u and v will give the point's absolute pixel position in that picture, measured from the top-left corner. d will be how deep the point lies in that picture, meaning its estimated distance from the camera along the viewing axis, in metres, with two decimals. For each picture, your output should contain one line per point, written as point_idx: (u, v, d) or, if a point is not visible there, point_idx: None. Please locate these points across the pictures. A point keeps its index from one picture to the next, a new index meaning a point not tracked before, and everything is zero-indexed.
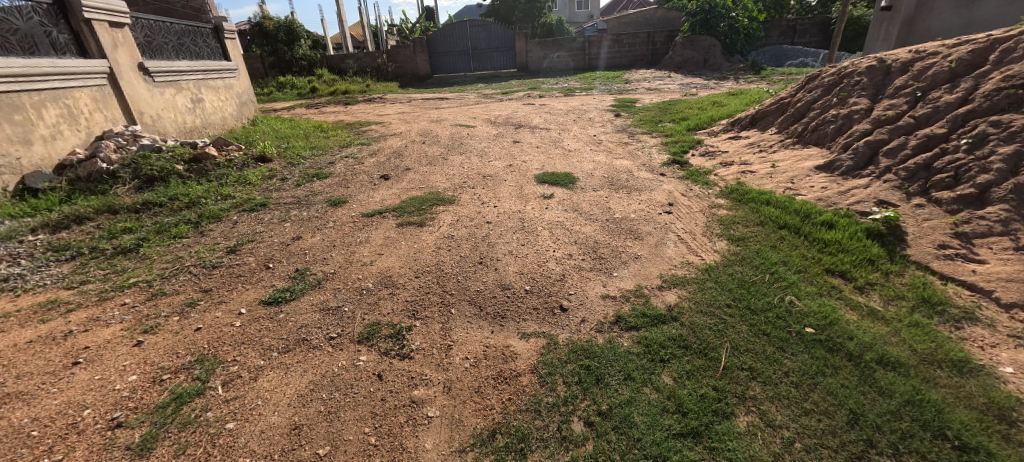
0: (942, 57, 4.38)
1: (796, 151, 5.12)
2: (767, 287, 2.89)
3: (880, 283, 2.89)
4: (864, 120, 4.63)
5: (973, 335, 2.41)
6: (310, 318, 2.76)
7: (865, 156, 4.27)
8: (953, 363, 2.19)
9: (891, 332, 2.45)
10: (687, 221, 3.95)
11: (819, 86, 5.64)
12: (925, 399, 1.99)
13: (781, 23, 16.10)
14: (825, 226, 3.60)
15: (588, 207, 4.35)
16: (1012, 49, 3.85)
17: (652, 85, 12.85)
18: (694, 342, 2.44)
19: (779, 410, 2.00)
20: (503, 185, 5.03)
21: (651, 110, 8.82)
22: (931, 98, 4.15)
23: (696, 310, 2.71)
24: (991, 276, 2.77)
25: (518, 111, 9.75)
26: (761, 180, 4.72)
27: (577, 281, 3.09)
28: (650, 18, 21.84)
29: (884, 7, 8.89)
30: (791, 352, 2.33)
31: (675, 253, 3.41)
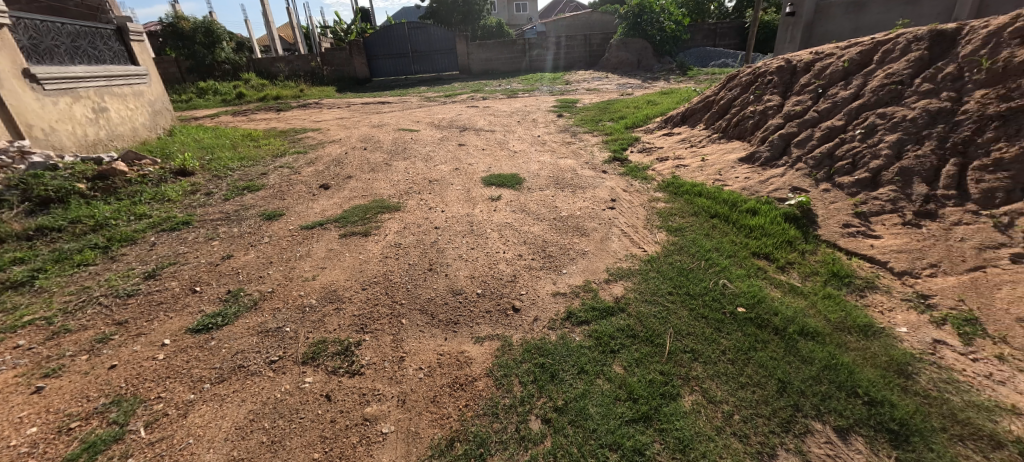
0: (837, 57, 4.93)
1: (721, 145, 5.52)
2: (703, 273, 3.09)
3: (798, 262, 3.19)
4: (777, 115, 5.10)
5: (874, 301, 2.73)
6: (246, 342, 2.57)
7: (779, 147, 4.70)
8: (860, 328, 2.47)
9: (810, 305, 2.71)
10: (629, 216, 4.13)
11: (738, 85, 6.13)
12: (840, 362, 2.22)
13: (704, 27, 17.28)
14: (750, 212, 3.92)
15: (535, 206, 4.42)
16: (890, 51, 4.42)
17: (591, 85, 13.30)
18: (641, 330, 2.56)
19: (719, 386, 2.15)
20: (450, 189, 4.98)
21: (591, 110, 9.13)
22: (831, 94, 4.66)
23: (641, 300, 2.84)
24: (886, 249, 3.14)
25: (462, 113, 9.70)
26: (693, 173, 5.04)
27: (528, 281, 3.13)
28: (586, 21, 22.65)
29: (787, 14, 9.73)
30: (726, 332, 2.51)
31: (620, 247, 3.56)
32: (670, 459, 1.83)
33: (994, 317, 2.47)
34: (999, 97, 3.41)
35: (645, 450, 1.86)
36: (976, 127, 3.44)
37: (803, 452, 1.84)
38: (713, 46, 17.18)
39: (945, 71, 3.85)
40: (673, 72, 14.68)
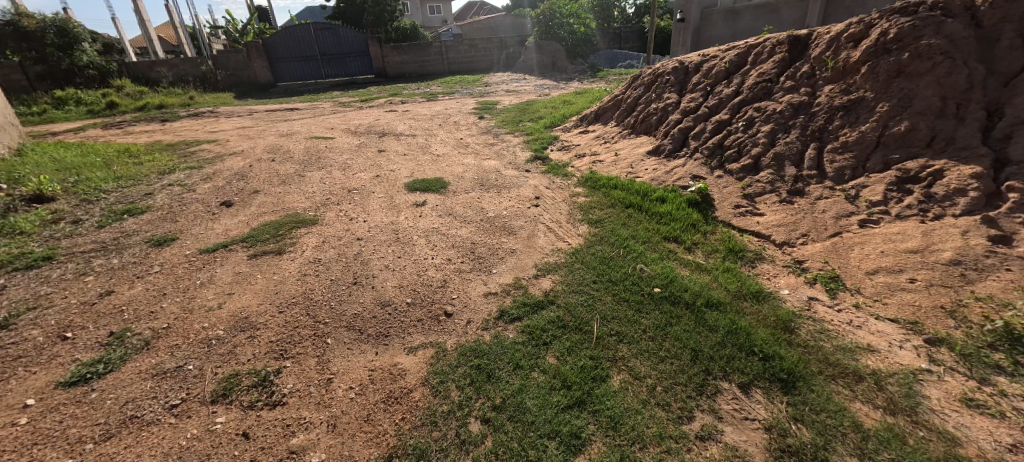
0: (719, 59, 5.56)
1: (630, 140, 5.94)
2: (623, 260, 3.31)
3: (701, 242, 3.54)
4: (675, 111, 5.61)
5: (763, 270, 3.13)
6: (140, 388, 2.25)
7: (679, 140, 5.18)
8: (754, 294, 2.82)
9: (714, 279, 3.02)
10: (553, 212, 4.28)
11: (641, 84, 6.64)
12: (740, 327, 2.51)
13: (609, 30, 18.41)
14: (659, 201, 4.27)
15: (461, 209, 4.40)
16: (760, 53, 5.08)
17: (510, 87, 13.51)
18: (570, 320, 2.68)
19: (643, 363, 2.32)
20: (372, 198, 4.77)
21: (511, 111, 9.29)
22: (717, 92, 5.25)
23: (569, 291, 2.97)
24: (769, 224, 3.61)
25: (380, 118, 9.34)
26: (608, 168, 5.37)
27: (459, 284, 3.11)
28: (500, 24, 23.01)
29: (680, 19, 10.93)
30: (645, 312, 2.71)
31: (546, 242, 3.68)
32: (604, 437, 1.94)
33: (850, 273, 2.96)
34: (842, 91, 4.08)
35: (581, 434, 1.95)
36: (827, 116, 4.09)
37: (715, 410, 2.05)
38: (619, 49, 18.37)
39: (802, 70, 4.52)
40: (586, 73, 15.34)
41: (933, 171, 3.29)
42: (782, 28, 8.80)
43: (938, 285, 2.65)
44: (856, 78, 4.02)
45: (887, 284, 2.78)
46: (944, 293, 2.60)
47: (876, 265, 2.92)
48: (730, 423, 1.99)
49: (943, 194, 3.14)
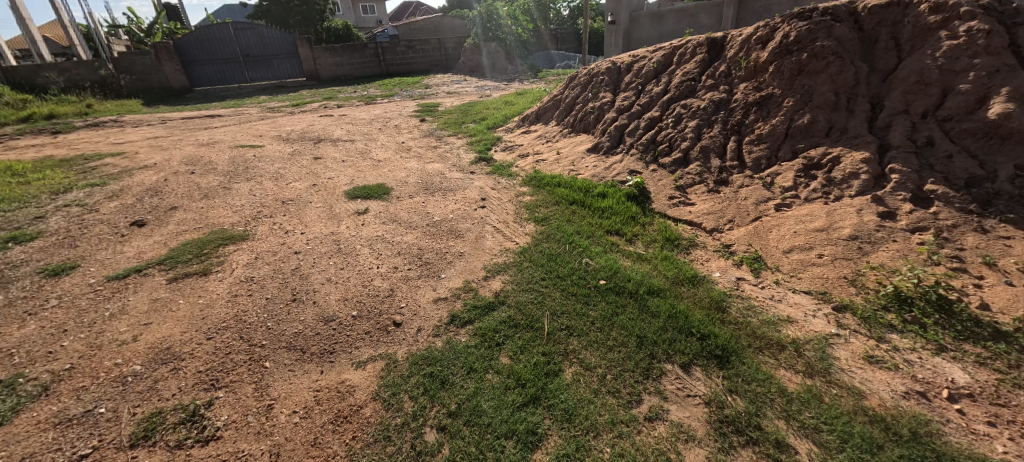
0: (648, 60, 5.88)
1: (571, 138, 6.10)
2: (569, 255, 3.40)
3: (641, 233, 3.72)
4: (610, 110, 5.84)
5: (697, 256, 3.35)
6: (39, 442, 1.97)
7: (616, 137, 5.41)
8: (690, 279, 3.01)
9: (654, 268, 3.19)
10: (500, 212, 4.30)
11: (578, 84, 6.86)
12: (679, 311, 2.66)
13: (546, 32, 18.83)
14: (600, 196, 4.43)
15: (406, 215, 4.29)
16: (683, 54, 5.44)
17: (450, 88, 13.37)
18: (520, 318, 2.70)
19: (593, 354, 2.39)
20: (309, 208, 4.52)
21: (453, 113, 9.21)
22: (648, 90, 5.55)
23: (519, 290, 3.00)
24: (700, 213, 3.87)
25: (314, 124, 8.88)
26: (551, 166, 5.48)
27: (407, 292, 3.03)
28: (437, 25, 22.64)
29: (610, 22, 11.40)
30: (593, 304, 2.80)
31: (494, 243, 3.69)
32: (559, 431, 1.97)
33: (770, 253, 3.25)
34: (754, 88, 4.48)
35: (537, 430, 1.98)
36: (744, 111, 4.46)
37: (661, 391, 2.16)
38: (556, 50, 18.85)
39: (720, 70, 4.90)
40: (525, 73, 15.50)
41: (832, 157, 3.70)
42: (702, 31, 9.46)
43: (842, 258, 2.98)
44: (765, 76, 4.43)
45: (801, 260, 3.09)
46: (847, 265, 2.93)
47: (791, 244, 3.23)
48: (674, 402, 2.10)
49: (841, 177, 3.54)
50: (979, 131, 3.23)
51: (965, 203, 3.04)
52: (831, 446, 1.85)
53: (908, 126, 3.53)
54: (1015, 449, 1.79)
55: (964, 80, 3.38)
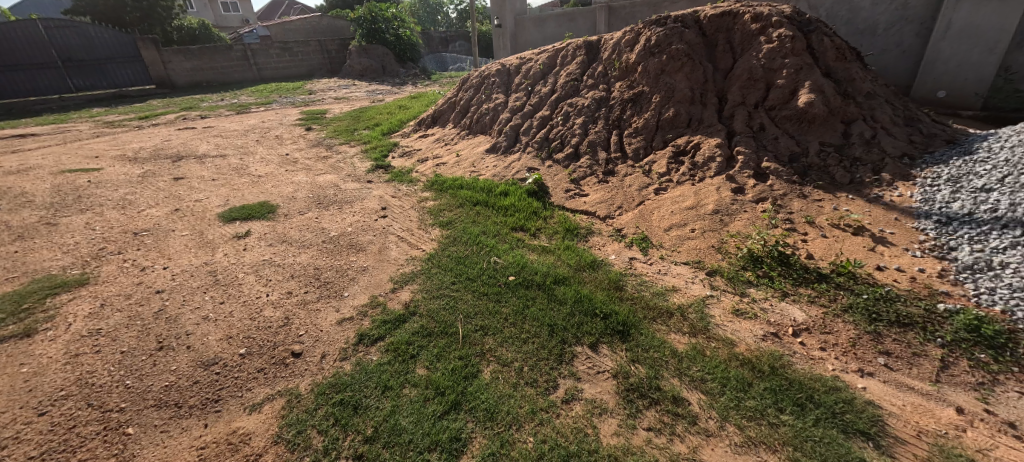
0: (534, 62, 6.16)
1: (469, 140, 6.13)
2: (477, 256, 3.41)
3: (544, 227, 3.88)
4: (504, 110, 5.99)
5: (596, 242, 3.60)
6: None
7: (512, 136, 5.56)
8: (590, 264, 3.23)
9: (557, 258, 3.36)
10: (403, 220, 4.15)
11: (470, 86, 6.92)
12: (584, 295, 2.84)
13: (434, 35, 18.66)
14: (502, 194, 4.52)
15: (298, 234, 3.92)
16: (565, 56, 5.81)
17: (337, 93, 12.55)
18: (433, 326, 2.65)
19: (509, 349, 2.44)
20: (174, 238, 3.88)
21: (343, 119, 8.64)
22: (537, 90, 5.82)
23: (429, 297, 2.93)
24: (594, 202, 4.17)
25: (170, 138, 7.64)
26: (452, 169, 5.44)
27: (306, 318, 2.77)
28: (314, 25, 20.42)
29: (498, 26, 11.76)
30: (504, 300, 2.86)
31: (399, 253, 3.55)
32: (482, 431, 1.98)
33: (654, 232, 3.62)
34: (627, 86, 4.95)
35: (460, 435, 1.95)
36: (621, 107, 4.91)
37: (574, 373, 2.29)
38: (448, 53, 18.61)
39: (598, 70, 5.31)
40: (419, 76, 15.29)
41: (694, 144, 4.26)
42: (580, 35, 10.15)
43: (709, 230, 3.44)
44: (635, 75, 4.92)
45: (679, 236, 3.50)
46: (714, 235, 3.40)
47: (670, 223, 3.64)
48: (586, 381, 2.24)
49: (702, 161, 4.09)
50: (793, 118, 4.03)
51: (790, 175, 3.73)
52: (714, 392, 2.13)
53: (745, 115, 4.22)
54: (840, 365, 2.25)
55: (780, 76, 4.16)
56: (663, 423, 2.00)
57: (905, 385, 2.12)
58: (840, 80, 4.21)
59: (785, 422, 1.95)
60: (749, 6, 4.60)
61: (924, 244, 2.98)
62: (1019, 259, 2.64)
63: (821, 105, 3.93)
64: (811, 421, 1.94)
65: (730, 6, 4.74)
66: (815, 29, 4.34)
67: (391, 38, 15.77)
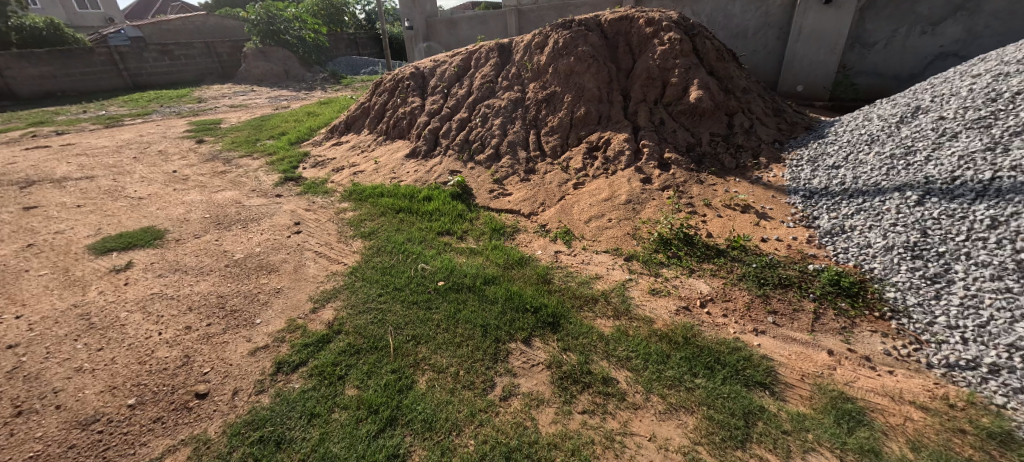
0: (449, 65, 6.13)
1: (387, 145, 5.92)
2: (404, 265, 3.32)
3: (470, 229, 3.88)
4: (421, 114, 5.88)
5: (522, 240, 3.68)
6: None
7: (431, 140, 5.47)
8: (518, 261, 3.29)
9: (485, 258, 3.38)
10: (320, 234, 3.90)
11: (384, 90, 6.68)
12: (514, 292, 2.89)
13: (343, 36, 17.14)
14: (425, 199, 4.43)
15: (195, 260, 3.50)
16: (479, 58, 5.86)
17: (233, 101, 11.39)
18: (361, 342, 2.53)
19: (443, 355, 2.41)
20: (30, 280, 3.25)
21: (243, 129, 7.87)
22: (453, 93, 5.80)
23: (354, 313, 2.78)
24: (517, 201, 4.25)
25: (17, 160, 6.39)
26: (371, 177, 5.21)
27: (211, 353, 2.48)
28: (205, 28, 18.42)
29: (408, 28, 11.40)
30: (435, 307, 2.81)
31: (318, 269, 3.33)
32: (422, 443, 1.93)
33: (575, 225, 3.79)
34: (540, 87, 5.12)
35: (398, 451, 1.89)
36: (536, 107, 5.07)
37: (509, 369, 2.32)
38: (358, 55, 17.47)
39: (512, 72, 5.43)
40: (327, 80, 14.36)
41: (605, 139, 4.53)
42: (493, 36, 10.24)
43: (624, 219, 3.69)
44: (546, 77, 5.10)
45: (598, 227, 3.70)
46: (628, 223, 3.65)
47: (589, 215, 3.84)
48: (522, 375, 2.29)
49: (613, 155, 4.37)
50: (687, 112, 4.46)
51: (688, 164, 4.13)
52: (639, 368, 2.29)
53: (647, 111, 4.58)
54: (739, 328, 2.54)
55: (673, 75, 4.59)
56: (596, 404, 2.10)
57: (789, 338, 2.46)
58: (722, 78, 4.75)
59: (699, 385, 2.17)
60: (642, 12, 5.00)
61: (794, 215, 3.47)
62: (863, 221, 3.13)
63: (708, 100, 4.40)
64: (720, 380, 2.17)
65: (626, 11, 5.12)
66: (699, 33, 4.84)
67: (292, 40, 14.65)
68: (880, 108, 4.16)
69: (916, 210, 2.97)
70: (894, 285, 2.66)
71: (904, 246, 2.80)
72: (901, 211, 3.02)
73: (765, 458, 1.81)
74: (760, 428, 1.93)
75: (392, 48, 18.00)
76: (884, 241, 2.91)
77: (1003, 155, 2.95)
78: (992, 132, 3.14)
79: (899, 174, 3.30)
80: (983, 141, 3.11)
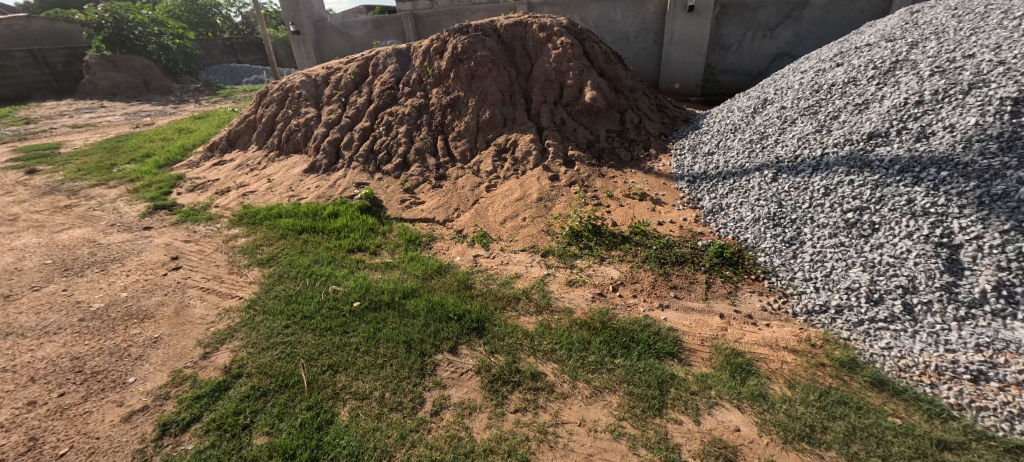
0: (344, 72, 5.80)
1: (281, 161, 5.42)
2: (312, 289, 3.05)
3: (384, 242, 3.70)
4: (317, 125, 5.48)
5: (440, 248, 3.61)
6: None
7: (332, 152, 5.12)
8: (437, 270, 3.22)
9: (403, 271, 3.25)
10: (206, 267, 3.44)
11: (271, 101, 6.10)
12: (435, 303, 2.82)
13: (217, 41, 15.29)
14: (331, 216, 4.14)
15: (37, 318, 2.87)
16: (376, 65, 5.63)
17: (75, 120, 9.55)
18: (268, 382, 2.27)
19: (365, 380, 2.26)
20: None
21: (93, 153, 6.64)
22: (351, 101, 5.50)
23: (257, 352, 2.49)
24: (430, 208, 4.15)
25: None
26: (264, 197, 4.73)
27: (68, 430, 2.05)
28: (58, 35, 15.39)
29: (293, 32, 10.04)
30: (352, 330, 2.63)
31: (208, 308, 2.93)
32: None
33: (491, 227, 3.81)
34: (443, 92, 5.06)
35: None
36: (441, 112, 5.01)
37: (438, 382, 2.26)
38: (238, 63, 15.66)
39: (412, 77, 5.30)
40: (201, 92, 12.73)
41: (512, 141, 4.63)
42: (389, 41, 9.89)
43: (537, 217, 3.80)
44: (448, 82, 5.06)
45: (513, 227, 3.76)
46: (541, 220, 3.76)
47: (503, 216, 3.89)
48: (452, 386, 2.24)
49: (521, 156, 4.48)
50: (584, 111, 4.74)
51: (590, 159, 4.40)
52: (564, 358, 2.37)
53: (549, 112, 4.78)
54: (648, 306, 2.76)
55: (568, 77, 4.84)
56: (528, 400, 2.13)
57: (689, 308, 2.73)
58: (612, 78, 5.12)
59: (619, 364, 2.30)
60: (534, 17, 5.20)
61: (683, 199, 3.86)
62: (735, 198, 3.59)
63: (602, 100, 4.72)
64: (637, 357, 2.34)
65: (519, 17, 5.28)
66: (587, 38, 5.17)
67: (154, 47, 12.77)
68: (739, 101, 4.81)
69: (773, 185, 3.48)
70: (764, 251, 3.09)
71: (767, 216, 3.26)
72: (762, 188, 3.52)
73: (680, 420, 1.99)
74: (674, 394, 2.12)
75: (277, 54, 16.48)
76: (752, 214, 3.36)
77: (827, 134, 3.54)
78: (819, 115, 3.76)
79: (757, 155, 3.84)
80: (814, 123, 3.72)
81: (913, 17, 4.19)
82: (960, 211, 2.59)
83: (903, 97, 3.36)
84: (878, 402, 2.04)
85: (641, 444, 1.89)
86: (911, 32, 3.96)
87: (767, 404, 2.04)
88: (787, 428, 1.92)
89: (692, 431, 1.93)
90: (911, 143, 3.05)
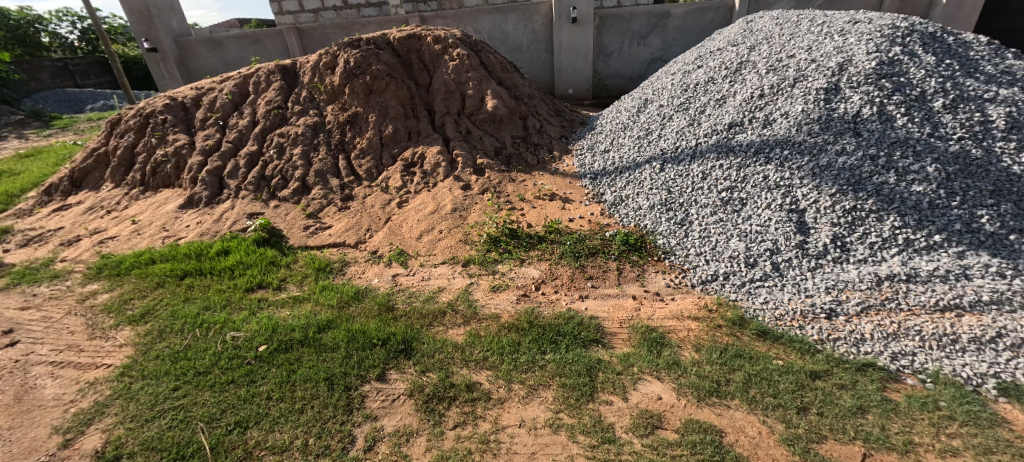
0: (219, 92, 5.22)
1: (148, 199, 4.71)
2: (204, 342, 2.68)
3: (288, 275, 3.40)
4: (192, 153, 4.85)
5: (354, 272, 3.41)
6: None
7: (214, 184, 4.58)
8: (354, 297, 3.04)
9: (314, 304, 3.01)
10: (58, 336, 2.85)
11: (127, 129, 5.25)
12: (356, 331, 2.66)
13: (44, 62, 12.70)
14: (220, 253, 3.69)
15: None
16: (258, 83, 5.16)
17: None
18: (158, 459, 1.96)
19: (285, 430, 2.05)
20: None
21: None
22: (232, 124, 4.97)
23: (140, 424, 2.13)
24: (339, 232, 3.91)
25: None
26: (130, 242, 4.06)
27: None
28: None
29: (149, 49, 8.76)
30: (260, 378, 2.37)
31: (66, 385, 2.43)
32: None
33: (407, 244, 3.71)
34: (339, 108, 4.82)
35: None
36: (340, 130, 4.76)
37: (368, 415, 2.13)
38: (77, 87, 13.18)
39: (302, 95, 4.95)
40: (26, 125, 10.48)
41: (419, 155, 4.57)
42: (270, 58, 9.13)
43: (453, 227, 3.79)
44: (343, 97, 4.82)
45: (430, 240, 3.70)
46: (458, 230, 3.76)
47: (419, 231, 3.81)
48: (384, 416, 2.13)
49: (431, 168, 4.44)
50: (488, 120, 4.86)
51: (499, 166, 4.51)
52: (496, 363, 2.39)
53: (453, 123, 4.82)
54: (569, 299, 2.91)
55: (469, 87, 4.93)
56: (466, 413, 2.11)
57: (605, 295, 2.93)
58: (510, 86, 5.31)
59: (551, 359, 2.39)
60: (427, 30, 5.17)
61: (588, 195, 4.13)
62: (632, 190, 3.93)
63: (503, 108, 4.88)
64: (565, 349, 2.44)
65: (411, 30, 5.20)
66: (482, 49, 5.30)
67: None
68: (625, 102, 5.27)
69: (661, 174, 3.88)
70: (661, 233, 3.42)
71: (661, 203, 3.62)
72: (653, 178, 3.90)
73: (611, 400, 2.12)
74: (602, 377, 2.25)
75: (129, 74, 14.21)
76: (648, 202, 3.71)
77: (699, 126, 4.05)
78: (689, 111, 4.28)
79: (646, 149, 4.24)
80: (686, 118, 4.22)
81: (748, 25, 4.98)
82: (802, 181, 3.15)
83: (750, 91, 3.97)
84: (764, 349, 2.38)
85: (580, 431, 1.97)
86: (749, 37, 4.70)
87: (680, 370, 2.27)
88: (698, 387, 2.15)
89: (621, 408, 2.07)
90: (761, 130, 3.62)
